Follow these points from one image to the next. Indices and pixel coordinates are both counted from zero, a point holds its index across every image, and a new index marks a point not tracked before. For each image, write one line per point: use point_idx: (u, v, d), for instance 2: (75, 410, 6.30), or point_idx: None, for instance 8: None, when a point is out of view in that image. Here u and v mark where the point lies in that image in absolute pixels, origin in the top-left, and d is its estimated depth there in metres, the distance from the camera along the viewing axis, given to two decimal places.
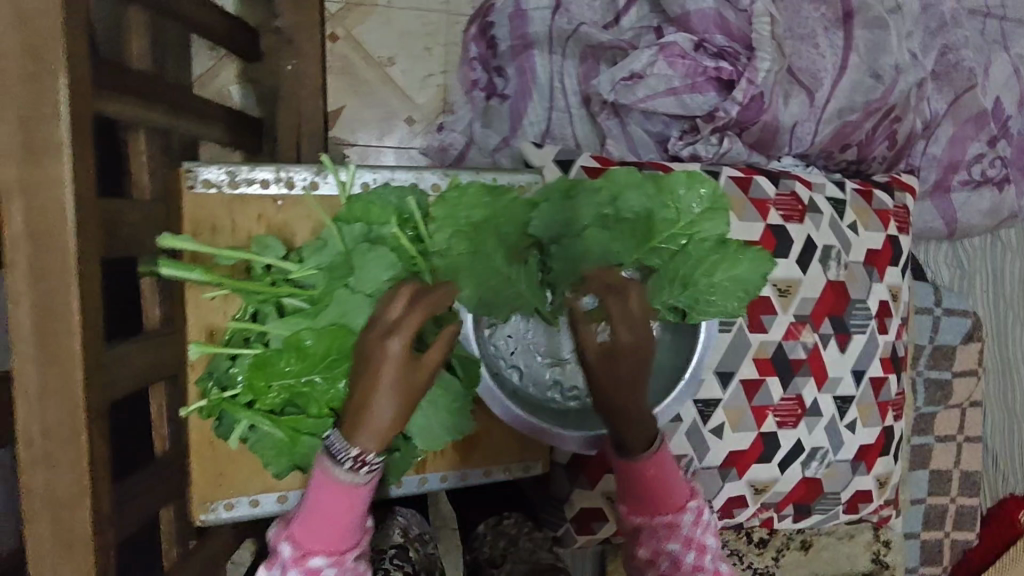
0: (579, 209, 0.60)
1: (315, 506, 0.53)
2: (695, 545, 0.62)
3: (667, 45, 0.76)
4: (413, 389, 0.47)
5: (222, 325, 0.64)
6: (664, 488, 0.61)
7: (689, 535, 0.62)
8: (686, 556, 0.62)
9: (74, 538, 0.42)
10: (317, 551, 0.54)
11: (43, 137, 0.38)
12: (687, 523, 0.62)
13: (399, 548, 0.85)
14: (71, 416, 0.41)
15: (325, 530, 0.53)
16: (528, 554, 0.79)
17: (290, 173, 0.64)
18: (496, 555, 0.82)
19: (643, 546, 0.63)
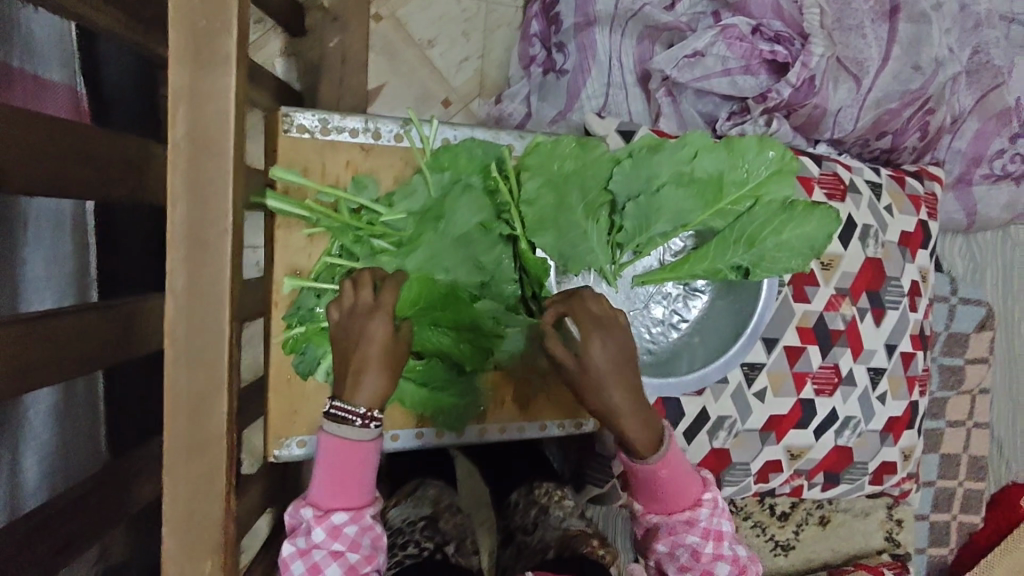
0: (658, 167, 0.62)
1: (327, 466, 0.55)
2: (715, 535, 0.61)
3: (727, 27, 0.82)
4: (397, 351, 0.53)
5: (305, 267, 0.65)
6: (673, 486, 0.60)
7: (708, 527, 0.61)
8: (706, 547, 0.61)
9: (209, 435, 0.44)
10: (339, 507, 0.56)
11: (215, 48, 0.42)
12: (705, 516, 0.61)
13: (430, 520, 0.84)
14: (217, 313, 0.44)
15: (346, 488, 0.56)
16: (558, 521, 0.82)
17: (378, 124, 0.66)
18: (531, 523, 0.84)
19: (660, 541, 0.62)
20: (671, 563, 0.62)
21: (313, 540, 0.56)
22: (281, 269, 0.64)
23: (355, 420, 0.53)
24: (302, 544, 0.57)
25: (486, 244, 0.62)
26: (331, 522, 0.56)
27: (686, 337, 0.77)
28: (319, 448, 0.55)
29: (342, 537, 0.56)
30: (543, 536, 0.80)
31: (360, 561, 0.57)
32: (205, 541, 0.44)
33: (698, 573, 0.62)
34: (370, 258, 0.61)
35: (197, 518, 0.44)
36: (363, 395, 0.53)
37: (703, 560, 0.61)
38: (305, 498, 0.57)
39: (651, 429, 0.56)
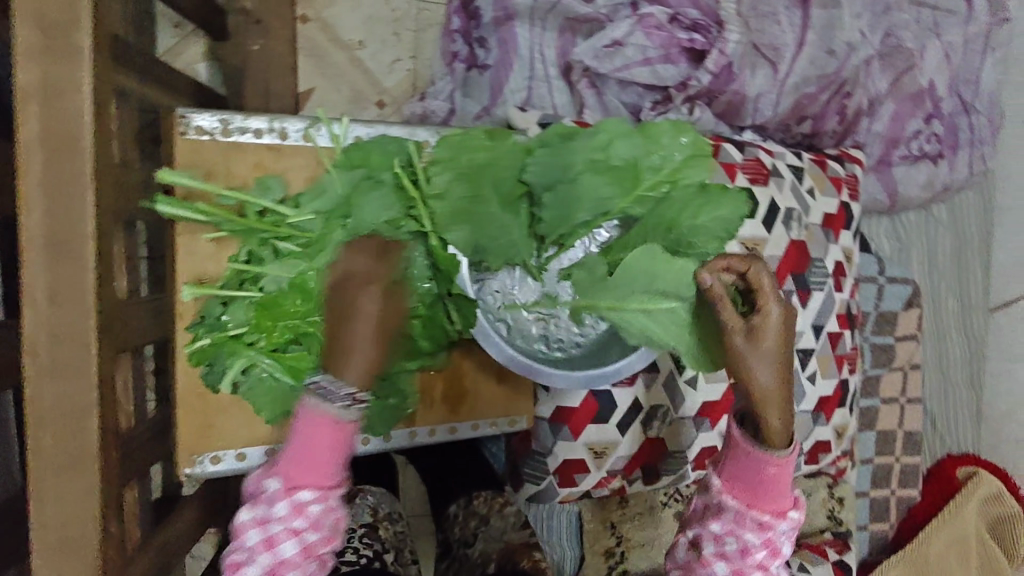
0: (573, 156, 0.60)
1: (305, 437, 0.54)
2: (773, 548, 0.56)
3: (645, 16, 0.82)
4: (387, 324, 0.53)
5: (213, 273, 0.61)
6: (766, 489, 0.53)
7: (772, 538, 0.55)
8: (758, 553, 0.55)
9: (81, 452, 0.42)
10: (307, 486, 0.54)
11: (69, 44, 0.39)
12: (777, 529, 0.55)
13: (370, 528, 0.82)
14: (82, 323, 0.41)
15: (313, 466, 0.54)
16: (500, 533, 0.81)
17: (284, 124, 0.64)
18: (469, 535, 0.83)
19: (717, 521, 0.56)
20: (712, 544, 0.57)
21: (275, 510, 0.55)
22: (185, 275, 0.61)
23: (346, 397, 0.52)
24: (260, 513, 0.55)
25: (398, 241, 0.59)
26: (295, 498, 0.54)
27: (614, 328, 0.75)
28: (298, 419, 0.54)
29: (304, 515, 0.55)
30: (484, 547, 0.80)
31: (315, 542, 0.56)
32: (85, 561, 0.42)
33: (730, 567, 0.56)
34: (279, 261, 0.59)
35: (75, 539, 0.42)
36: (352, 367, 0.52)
37: (749, 560, 0.55)
38: (272, 466, 0.55)
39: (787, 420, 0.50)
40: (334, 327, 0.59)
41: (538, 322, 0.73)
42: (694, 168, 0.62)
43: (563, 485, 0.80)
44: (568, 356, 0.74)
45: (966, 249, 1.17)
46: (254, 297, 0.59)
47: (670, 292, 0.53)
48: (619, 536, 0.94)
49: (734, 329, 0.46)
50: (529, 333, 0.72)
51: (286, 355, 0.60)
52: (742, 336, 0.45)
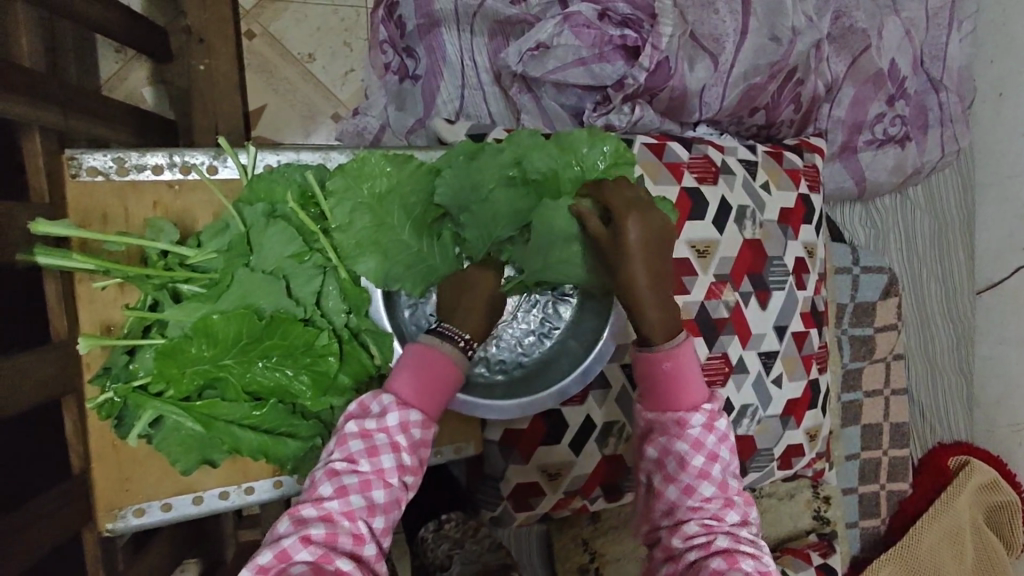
0: (481, 173, 0.58)
1: (424, 360, 0.54)
2: (708, 452, 0.55)
3: (572, 15, 0.77)
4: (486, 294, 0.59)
5: (119, 320, 0.59)
6: (678, 387, 0.56)
7: (701, 439, 0.55)
8: (694, 459, 0.55)
9: None
10: (416, 408, 0.53)
11: None
12: (699, 426, 0.56)
13: None
14: None
15: (431, 391, 0.54)
16: (476, 555, 0.80)
17: (185, 157, 0.61)
18: (442, 559, 0.80)
19: (652, 446, 0.57)
20: (659, 475, 0.57)
21: (382, 425, 0.51)
22: (91, 325, 0.58)
23: (460, 338, 0.55)
24: (367, 426, 0.51)
25: (304, 276, 0.57)
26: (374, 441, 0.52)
27: (559, 344, 0.72)
28: (417, 346, 0.55)
29: (407, 436, 0.52)
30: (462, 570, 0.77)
31: (382, 496, 0.50)
32: None
33: (680, 488, 0.55)
34: (176, 304, 0.56)
35: None
36: (463, 320, 0.57)
37: (689, 472, 0.55)
38: (387, 386, 0.53)
39: (670, 319, 0.56)
40: (244, 371, 0.56)
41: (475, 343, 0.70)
42: (619, 176, 0.60)
43: (519, 509, 0.78)
44: (511, 379, 0.71)
45: (947, 231, 1.12)
46: (155, 344, 0.56)
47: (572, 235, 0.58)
48: (593, 552, 0.89)
49: (601, 239, 0.55)
50: None
51: (194, 404, 0.56)
52: (607, 242, 0.55)
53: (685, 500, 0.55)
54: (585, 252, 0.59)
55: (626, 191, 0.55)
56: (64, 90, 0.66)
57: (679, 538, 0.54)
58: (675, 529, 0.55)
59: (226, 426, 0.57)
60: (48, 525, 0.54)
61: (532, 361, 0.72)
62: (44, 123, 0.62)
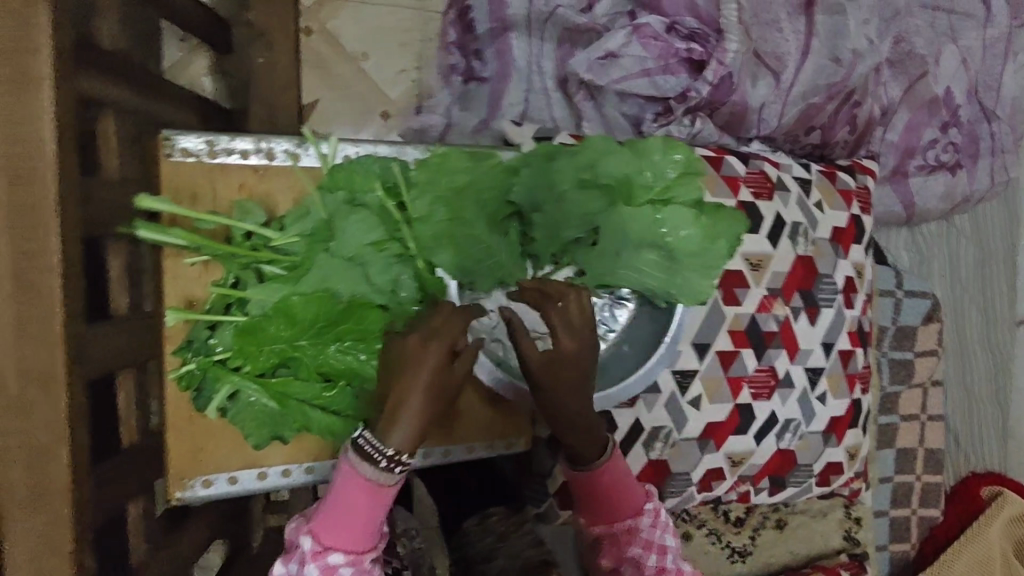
0: (558, 173, 0.60)
1: (343, 494, 0.52)
2: (657, 547, 0.64)
3: (641, 26, 0.80)
4: (442, 387, 0.50)
5: (201, 296, 0.62)
6: (620, 496, 0.63)
7: (650, 536, 0.64)
8: (649, 559, 0.64)
9: (54, 506, 0.39)
10: (338, 548, 0.52)
11: (26, 68, 0.37)
12: (648, 526, 0.64)
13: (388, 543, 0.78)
14: (50, 367, 0.39)
15: (353, 525, 0.52)
16: (518, 550, 0.81)
17: (270, 144, 0.64)
18: (487, 551, 0.82)
19: (605, 555, 0.65)
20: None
21: (302, 572, 0.53)
22: (174, 298, 0.61)
23: (378, 458, 0.50)
24: (291, 568, 0.54)
25: (381, 264, 0.58)
26: (327, 561, 0.52)
27: (614, 347, 0.74)
28: (339, 474, 0.52)
29: None
30: (505, 565, 0.79)
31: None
32: None
33: None
34: (259, 284, 0.58)
35: None
36: (397, 434, 0.50)
37: (647, 573, 0.64)
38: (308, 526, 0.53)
39: (600, 437, 0.60)
40: (320, 353, 0.58)
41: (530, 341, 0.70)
42: (687, 185, 0.61)
43: None
44: None
45: (990, 262, 1.13)
46: (236, 322, 0.58)
47: (650, 242, 0.61)
48: None
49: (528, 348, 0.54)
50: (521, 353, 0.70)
51: (271, 381, 0.58)
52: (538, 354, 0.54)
53: None
54: (658, 258, 0.62)
55: (575, 307, 0.53)
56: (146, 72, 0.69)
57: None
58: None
59: (299, 404, 0.59)
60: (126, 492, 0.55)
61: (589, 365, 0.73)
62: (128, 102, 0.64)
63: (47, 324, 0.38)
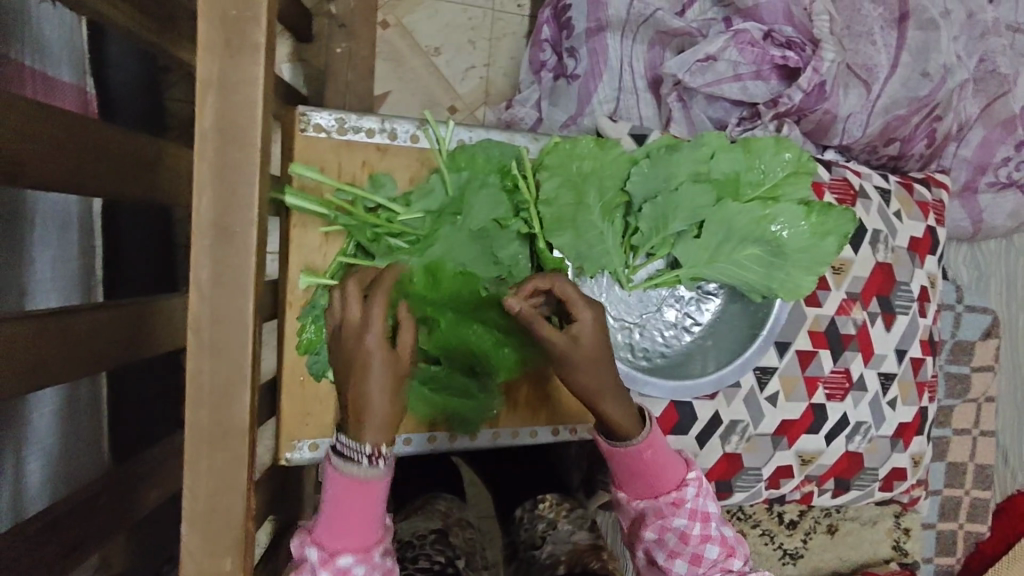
0: (677, 166, 0.62)
1: (335, 504, 0.51)
2: (701, 516, 0.61)
3: (740, 32, 0.82)
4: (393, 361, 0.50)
5: (321, 266, 0.65)
6: (662, 467, 0.60)
7: (694, 506, 0.61)
8: (693, 529, 0.60)
9: (234, 440, 0.42)
10: (345, 550, 0.52)
11: (245, 34, 0.40)
12: (692, 497, 0.61)
13: (440, 533, 0.81)
14: (239, 311, 0.42)
15: (357, 524, 0.52)
16: (567, 535, 0.82)
17: (394, 125, 0.66)
18: (536, 538, 0.84)
19: (648, 528, 0.61)
20: (661, 551, 0.61)
21: None
22: (297, 266, 0.64)
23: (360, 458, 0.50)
24: None
25: (505, 241, 0.61)
26: (337, 564, 0.51)
27: (699, 339, 0.76)
28: (328, 482, 0.52)
29: None
30: (552, 549, 0.80)
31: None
32: (226, 534, 0.42)
33: (687, 558, 0.61)
34: (387, 256, 0.61)
35: (218, 513, 0.42)
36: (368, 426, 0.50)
37: (690, 543, 0.60)
38: (310, 537, 0.53)
39: (630, 411, 0.57)
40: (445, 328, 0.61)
41: (621, 330, 0.74)
42: (794, 184, 0.64)
43: None
44: (651, 365, 0.75)
45: None
46: None
47: (755, 236, 0.64)
48: None
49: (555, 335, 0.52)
50: (614, 340, 0.73)
51: None
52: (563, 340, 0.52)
53: (696, 567, 0.61)
54: (762, 253, 0.65)
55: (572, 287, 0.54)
56: None
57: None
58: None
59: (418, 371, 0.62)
60: None
61: (677, 353, 0.76)
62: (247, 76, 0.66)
63: (241, 271, 0.41)
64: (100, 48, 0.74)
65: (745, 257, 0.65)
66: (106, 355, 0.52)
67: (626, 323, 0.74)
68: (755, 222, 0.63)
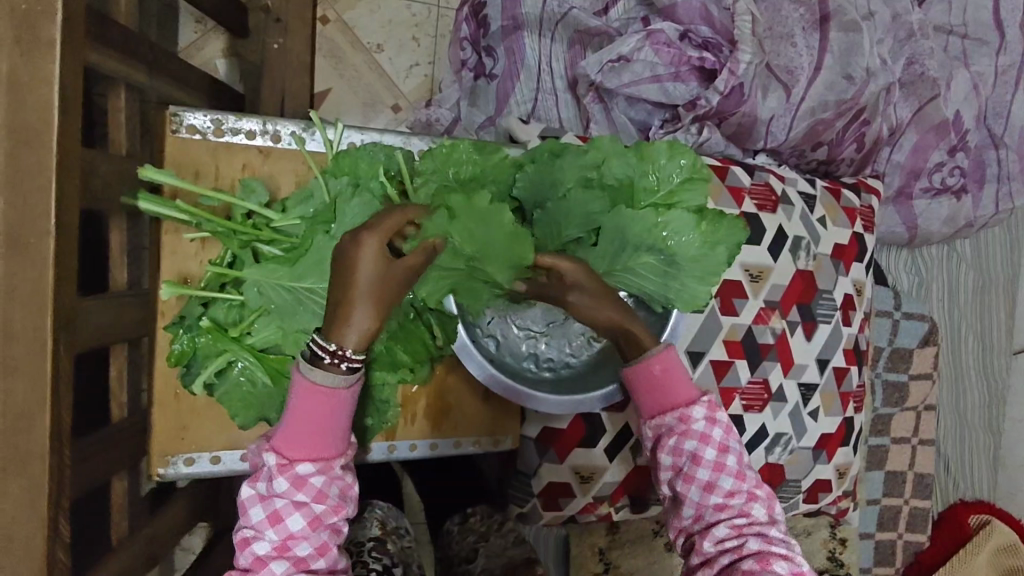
0: (562, 173, 0.60)
1: (298, 406, 0.46)
2: (717, 445, 0.57)
3: (655, 32, 0.80)
4: (391, 286, 0.44)
5: (196, 274, 0.62)
6: (674, 384, 0.58)
7: (707, 432, 0.57)
8: (705, 454, 0.57)
9: (31, 466, 0.39)
10: (306, 457, 0.47)
11: (38, 33, 0.38)
12: (701, 420, 0.58)
13: (378, 542, 0.79)
14: (38, 319, 0.39)
15: (321, 429, 0.46)
16: (501, 549, 0.81)
17: (277, 127, 0.64)
18: (468, 551, 0.82)
19: (664, 450, 0.59)
20: (677, 479, 0.58)
21: (274, 491, 0.47)
22: (171, 274, 0.62)
23: (334, 362, 0.45)
24: (261, 490, 0.47)
25: None
26: (298, 472, 0.46)
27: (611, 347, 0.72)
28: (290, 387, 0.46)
29: (310, 490, 0.47)
30: (486, 564, 0.79)
31: (326, 512, 0.47)
32: (25, 567, 0.39)
33: (702, 487, 0.57)
34: (255, 264, 0.57)
35: (16, 545, 0.39)
36: (350, 334, 0.44)
37: (704, 468, 0.57)
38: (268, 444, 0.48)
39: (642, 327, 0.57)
40: None
41: (527, 340, 0.70)
42: (692, 190, 0.61)
43: (547, 509, 0.81)
44: (557, 376, 0.71)
45: (990, 290, 1.13)
46: (232, 300, 0.59)
47: (648, 244, 0.59)
48: (607, 563, 0.90)
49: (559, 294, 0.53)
50: (518, 350, 0.70)
51: (269, 356, 0.59)
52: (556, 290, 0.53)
53: (709, 499, 0.57)
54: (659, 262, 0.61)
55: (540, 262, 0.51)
56: (154, 51, 0.68)
57: (710, 543, 0.56)
58: (704, 533, 0.57)
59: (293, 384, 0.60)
60: (90, 468, 0.55)
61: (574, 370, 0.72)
62: (129, 80, 0.64)
63: (38, 281, 0.39)
64: None
65: (640, 266, 0.61)
66: None
67: (529, 332, 0.70)
68: (650, 229, 0.58)
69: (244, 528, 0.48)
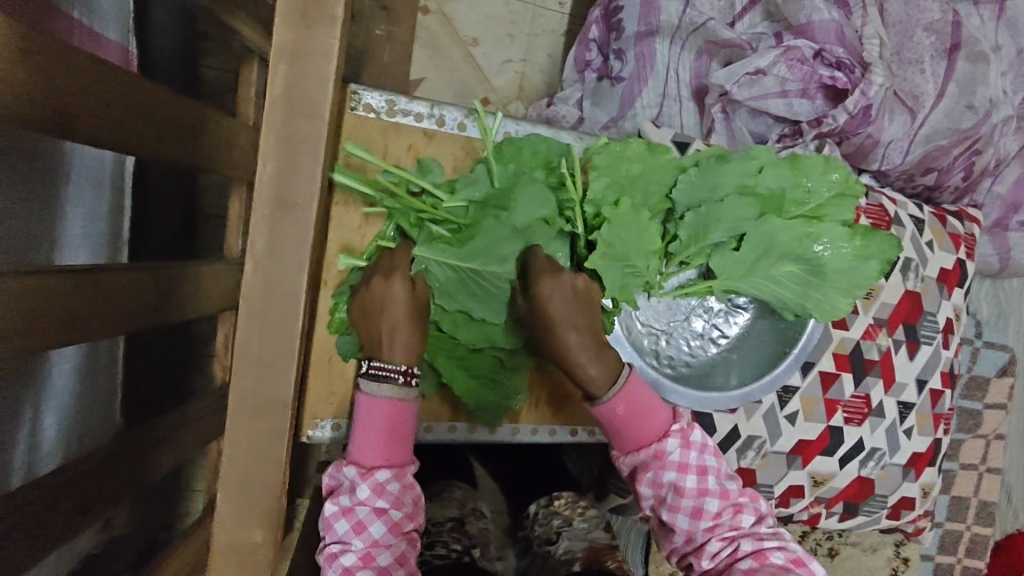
0: (723, 177, 0.61)
1: (368, 423, 0.54)
2: (698, 468, 0.60)
3: (791, 48, 0.82)
4: (419, 310, 0.56)
5: (358, 246, 0.65)
6: (642, 420, 0.60)
7: (684, 458, 0.60)
8: (686, 481, 0.59)
9: (276, 413, 0.42)
10: (382, 465, 0.55)
11: (321, 8, 0.40)
12: (671, 448, 0.60)
13: (457, 522, 0.82)
14: (293, 279, 0.42)
15: (390, 445, 0.54)
16: (584, 533, 0.83)
17: (443, 111, 0.66)
18: (552, 534, 0.83)
19: (644, 483, 0.60)
20: (662, 508, 0.60)
21: (357, 500, 0.54)
22: (333, 245, 0.64)
23: (400, 377, 0.54)
24: (345, 503, 0.54)
25: (546, 237, 0.60)
26: (376, 479, 0.54)
27: (724, 352, 0.76)
28: (358, 410, 0.55)
29: (387, 497, 0.54)
30: (569, 545, 0.80)
31: (403, 518, 0.55)
32: (259, 507, 0.43)
33: (688, 511, 0.59)
34: (425, 242, 0.59)
35: (256, 488, 0.42)
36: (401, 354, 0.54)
37: (687, 496, 0.59)
38: (348, 458, 0.55)
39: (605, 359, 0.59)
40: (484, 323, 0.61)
41: (647, 337, 0.74)
42: (840, 206, 0.63)
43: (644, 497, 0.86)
44: (676, 374, 0.75)
45: None
46: None
47: (796, 253, 0.63)
48: None
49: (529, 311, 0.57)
50: (642, 345, 0.73)
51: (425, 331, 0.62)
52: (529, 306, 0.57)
53: (698, 523, 0.59)
54: (802, 271, 0.64)
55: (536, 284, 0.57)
56: None
57: (707, 561, 0.58)
58: (700, 552, 0.59)
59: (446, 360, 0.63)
60: None
61: (689, 371, 0.75)
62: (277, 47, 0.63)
63: (296, 243, 0.41)
64: (150, 12, 0.72)
65: (783, 273, 0.64)
66: (129, 322, 0.47)
67: (652, 330, 0.74)
68: (803, 238, 0.61)
69: (333, 537, 0.54)
